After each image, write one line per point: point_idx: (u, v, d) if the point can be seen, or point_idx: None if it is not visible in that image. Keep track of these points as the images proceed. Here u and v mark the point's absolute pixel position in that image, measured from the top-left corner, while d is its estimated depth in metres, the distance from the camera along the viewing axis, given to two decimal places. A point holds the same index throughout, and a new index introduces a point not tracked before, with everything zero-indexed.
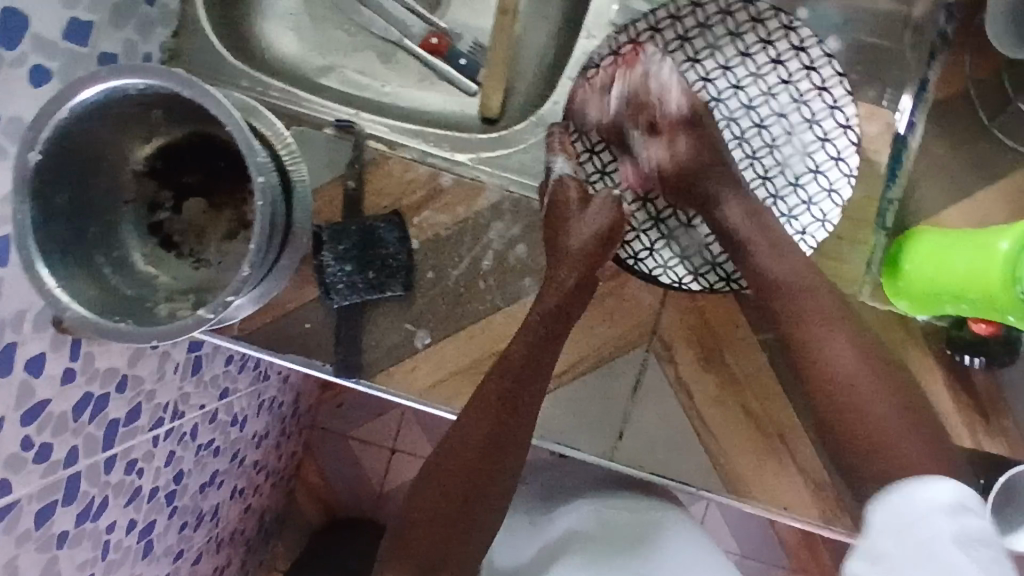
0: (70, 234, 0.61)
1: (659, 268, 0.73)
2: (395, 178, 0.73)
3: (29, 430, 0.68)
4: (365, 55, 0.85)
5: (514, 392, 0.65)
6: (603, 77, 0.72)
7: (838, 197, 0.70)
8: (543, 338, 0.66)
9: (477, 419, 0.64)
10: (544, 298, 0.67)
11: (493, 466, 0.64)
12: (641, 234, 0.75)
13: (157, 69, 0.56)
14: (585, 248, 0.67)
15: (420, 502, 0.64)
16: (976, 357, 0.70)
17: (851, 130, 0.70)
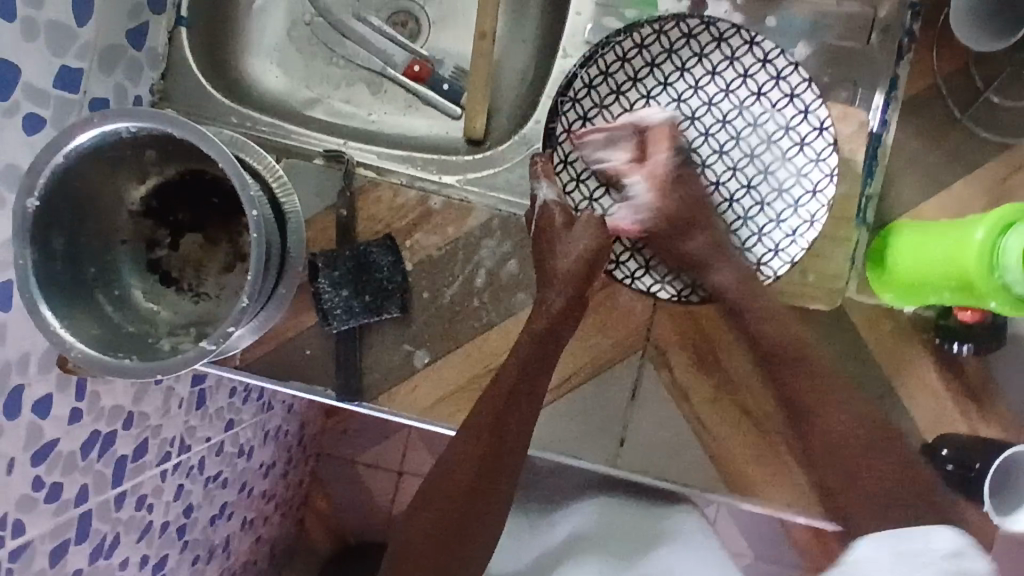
0: (70, 275, 0.62)
1: (656, 285, 0.74)
2: (385, 204, 0.75)
3: (38, 470, 0.70)
4: (350, 86, 0.87)
5: (513, 398, 0.67)
6: (580, 107, 0.75)
7: (822, 197, 0.71)
8: (538, 357, 0.68)
9: (472, 434, 0.67)
10: (535, 320, 0.68)
11: (488, 487, 0.67)
12: (636, 254, 0.75)
13: (149, 113, 0.58)
14: (565, 268, 0.68)
15: (419, 526, 0.67)
16: (964, 345, 0.71)
17: (826, 132, 0.71)
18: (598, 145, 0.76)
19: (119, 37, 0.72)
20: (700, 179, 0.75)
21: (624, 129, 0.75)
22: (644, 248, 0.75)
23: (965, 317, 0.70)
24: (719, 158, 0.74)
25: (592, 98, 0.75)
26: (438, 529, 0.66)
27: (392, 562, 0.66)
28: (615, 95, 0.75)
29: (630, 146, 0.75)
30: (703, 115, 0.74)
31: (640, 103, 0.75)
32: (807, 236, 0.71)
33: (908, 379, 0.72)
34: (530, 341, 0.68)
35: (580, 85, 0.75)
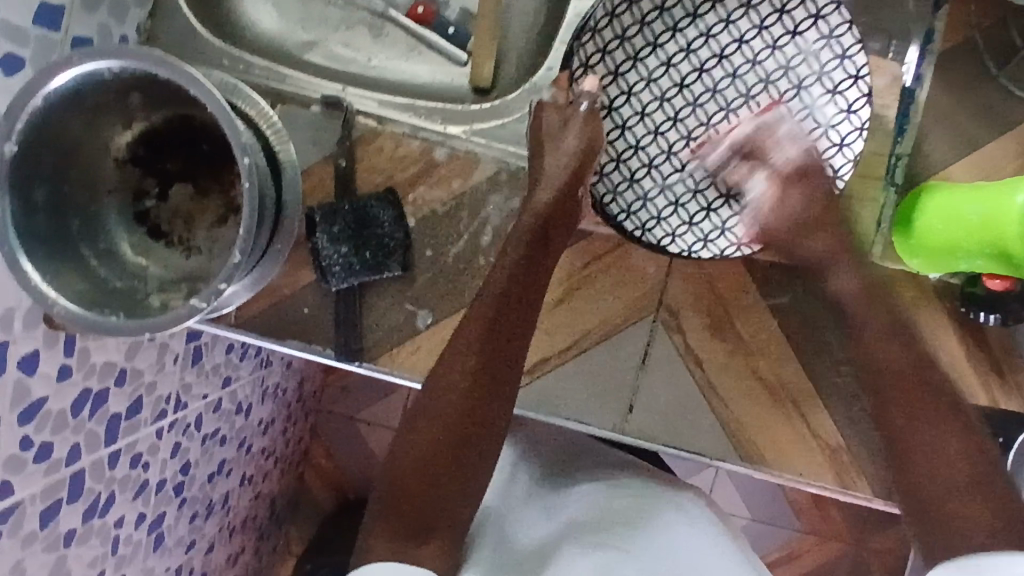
0: (53, 227, 0.59)
1: (668, 237, 0.70)
2: (386, 154, 0.71)
3: (27, 430, 0.67)
4: (349, 29, 0.82)
5: (499, 322, 0.63)
6: (599, 40, 0.71)
7: (849, 152, 0.69)
8: (525, 273, 0.64)
9: (457, 361, 0.63)
10: (524, 218, 0.66)
11: (480, 414, 0.62)
12: (648, 203, 0.71)
13: (133, 51, 0.54)
14: (555, 177, 0.66)
15: (404, 458, 0.62)
16: (991, 314, 0.66)
17: (861, 81, 0.67)
18: (615, 80, 0.71)
19: None
20: (722, 125, 0.70)
21: (645, 65, 0.70)
22: (658, 196, 0.71)
23: (993, 286, 0.66)
24: (744, 103, 0.69)
25: (613, 28, 0.70)
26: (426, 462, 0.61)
27: (381, 509, 0.60)
28: (639, 26, 0.70)
29: (651, 83, 0.70)
30: (732, 54, 0.69)
31: (665, 36, 0.70)
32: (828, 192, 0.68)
33: (933, 352, 0.69)
34: (509, 265, 0.64)
35: (601, 15, 0.70)
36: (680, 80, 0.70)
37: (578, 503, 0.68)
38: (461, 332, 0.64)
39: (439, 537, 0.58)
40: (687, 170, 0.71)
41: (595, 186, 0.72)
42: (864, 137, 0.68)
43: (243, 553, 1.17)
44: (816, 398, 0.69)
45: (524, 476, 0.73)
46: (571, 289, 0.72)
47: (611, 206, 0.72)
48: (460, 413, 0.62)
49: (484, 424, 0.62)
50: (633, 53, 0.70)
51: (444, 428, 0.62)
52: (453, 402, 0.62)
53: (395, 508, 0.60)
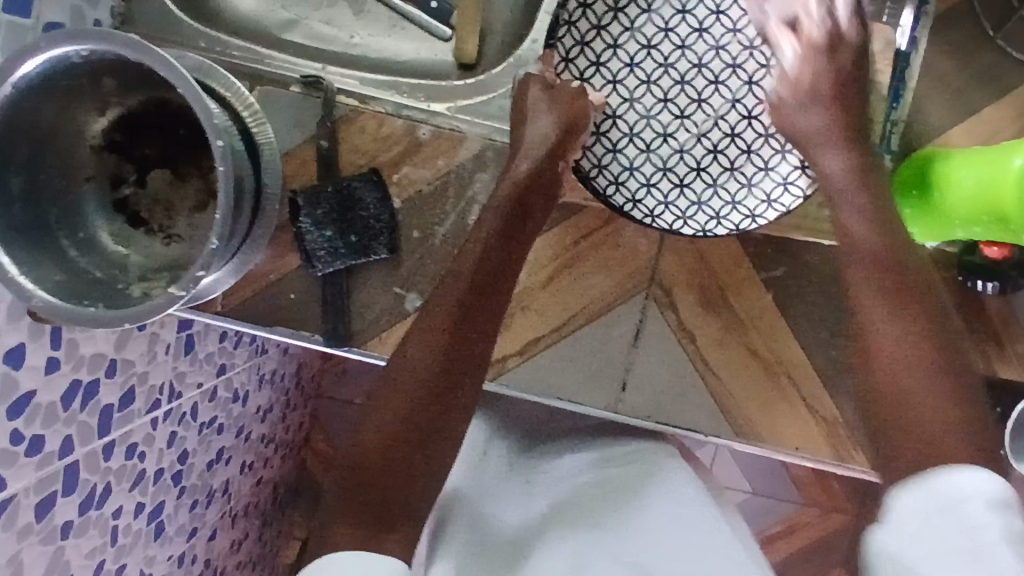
0: (29, 218, 0.57)
1: (679, 219, 0.68)
2: (370, 134, 0.70)
3: (17, 424, 0.67)
4: (331, 6, 0.80)
5: (475, 298, 0.62)
6: (576, 34, 0.69)
7: (848, 103, 0.66)
8: (501, 243, 0.64)
9: (427, 337, 0.61)
10: (503, 188, 0.65)
11: (447, 394, 0.60)
12: (652, 188, 0.69)
13: (98, 33, 0.52)
14: (540, 138, 0.65)
15: (367, 437, 0.59)
16: (990, 283, 0.66)
17: (846, 31, 0.65)
18: (599, 72, 0.69)
19: None
20: (715, 99, 0.68)
21: (626, 51, 0.69)
22: (662, 180, 0.69)
23: (990, 254, 0.66)
24: (732, 73, 0.68)
25: (588, 20, 0.68)
26: (390, 441, 0.58)
27: (336, 497, 0.57)
28: (613, 14, 0.68)
29: (635, 69, 0.69)
30: (711, 26, 0.68)
31: (642, 19, 0.68)
32: (836, 148, 0.66)
33: None
34: (486, 236, 0.64)
35: (573, 7, 0.68)
36: (663, 61, 0.68)
37: (561, 479, 0.69)
38: (432, 305, 0.63)
39: (400, 526, 0.55)
40: (687, 150, 0.69)
41: (594, 178, 0.69)
42: (860, 87, 0.65)
43: (246, 539, 1.17)
44: (813, 373, 0.68)
45: (496, 451, 0.72)
46: (562, 267, 0.70)
47: (615, 197, 0.69)
48: (425, 391, 0.60)
49: (451, 406, 0.61)
50: (612, 42, 0.68)
51: (408, 406, 0.59)
52: (417, 382, 0.60)
53: (352, 495, 0.57)
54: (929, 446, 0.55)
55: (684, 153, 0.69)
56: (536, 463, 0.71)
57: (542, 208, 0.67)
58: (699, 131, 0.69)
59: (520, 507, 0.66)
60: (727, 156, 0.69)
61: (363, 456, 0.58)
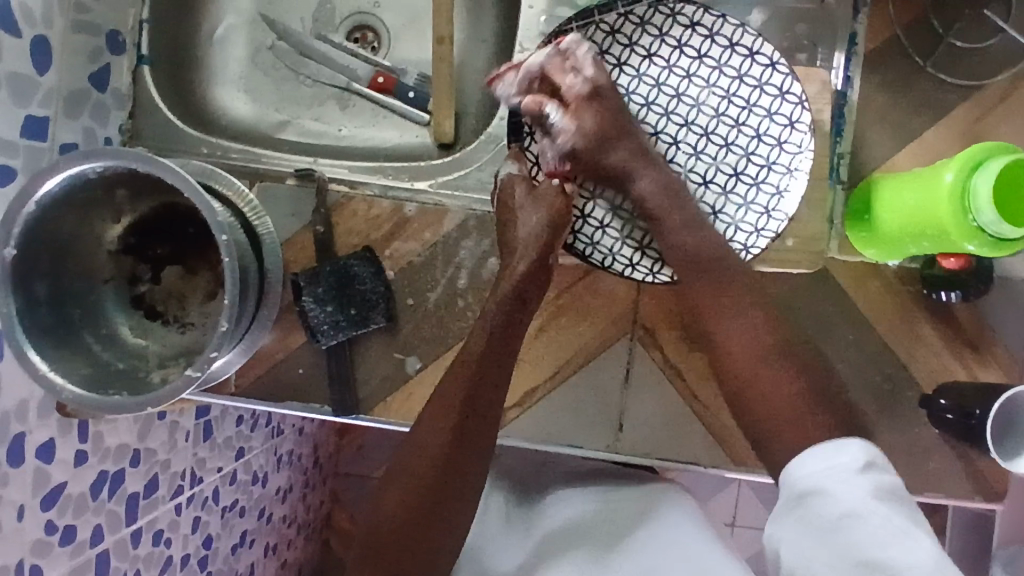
0: (55, 319, 0.63)
1: (678, 269, 0.72)
2: (361, 215, 0.75)
3: (49, 515, 0.71)
4: (320, 104, 0.88)
5: (477, 383, 0.66)
6: (540, 139, 0.75)
7: (801, 126, 0.71)
8: (503, 326, 0.67)
9: (429, 430, 0.65)
10: (500, 285, 0.69)
11: (456, 472, 0.64)
12: (646, 249, 0.73)
13: (109, 152, 0.59)
14: (533, 231, 0.69)
15: (384, 513, 0.64)
16: (952, 293, 0.70)
17: (779, 66, 0.71)
18: None
19: (81, 82, 0.72)
20: (680, 156, 0.74)
21: None
22: (652, 240, 0.74)
23: (948, 265, 0.69)
24: (689, 130, 0.74)
25: (547, 124, 0.75)
26: (397, 520, 0.63)
27: (362, 548, 0.64)
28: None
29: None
30: (658, 97, 0.75)
31: None
32: (805, 164, 0.71)
33: (903, 335, 0.72)
34: (488, 324, 0.67)
35: (532, 117, 0.74)
36: None
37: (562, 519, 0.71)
38: (442, 389, 0.66)
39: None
40: None
41: (590, 255, 0.74)
42: (808, 108, 0.71)
43: None
44: None
45: (496, 505, 0.74)
46: (549, 320, 0.75)
47: (614, 266, 0.73)
48: (429, 472, 0.64)
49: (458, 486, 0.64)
50: None
51: (416, 494, 0.63)
52: (426, 464, 0.64)
53: (373, 555, 0.63)
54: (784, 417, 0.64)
55: None
56: (533, 510, 0.74)
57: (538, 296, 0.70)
58: None
59: (515, 554, 0.69)
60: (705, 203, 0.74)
61: (379, 527, 0.64)
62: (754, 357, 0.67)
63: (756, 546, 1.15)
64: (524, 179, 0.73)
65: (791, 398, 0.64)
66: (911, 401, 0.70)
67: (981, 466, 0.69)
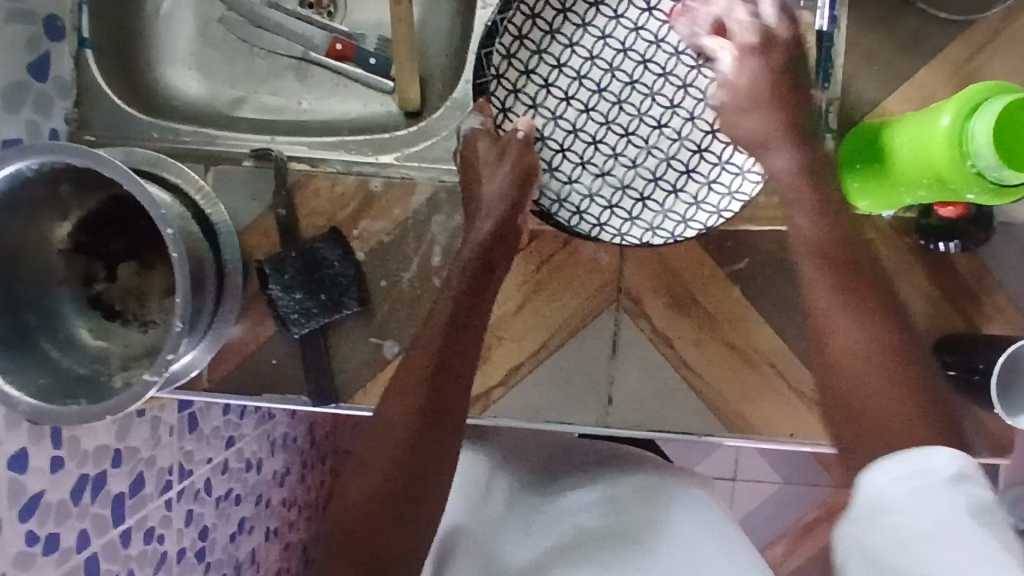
0: (7, 328, 0.60)
1: (648, 231, 0.70)
2: (325, 195, 0.72)
3: (29, 525, 0.69)
4: (277, 78, 0.83)
5: (445, 350, 0.63)
6: (507, 83, 0.72)
7: (781, 84, 0.67)
8: (470, 290, 0.65)
9: (400, 404, 0.62)
10: (464, 251, 0.66)
11: (432, 440, 0.61)
12: (616, 208, 0.71)
13: (43, 146, 0.55)
14: (498, 188, 0.67)
15: (354, 498, 0.59)
16: (951, 242, 0.67)
17: (761, 18, 0.66)
18: (538, 113, 0.73)
19: (16, 72, 0.67)
20: (654, 109, 0.72)
21: (559, 87, 0.72)
22: (623, 198, 0.72)
23: (946, 214, 0.65)
24: (666, 81, 0.72)
25: (516, 68, 0.72)
26: (370, 504, 0.58)
27: (330, 537, 0.59)
28: (538, 56, 0.72)
29: (572, 101, 0.72)
30: (634, 43, 0.72)
31: (566, 53, 0.72)
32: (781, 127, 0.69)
33: (901, 288, 0.68)
34: (454, 291, 0.65)
35: (499, 59, 0.72)
36: (596, 86, 0.72)
37: (560, 517, 0.67)
38: (410, 360, 0.64)
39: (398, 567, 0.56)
40: (640, 164, 0.72)
41: (557, 214, 0.72)
42: (788, 65, 0.67)
43: None
44: (789, 357, 0.69)
45: (500, 489, 0.72)
46: (530, 292, 0.71)
47: (580, 226, 0.71)
48: (401, 446, 0.60)
49: (435, 455, 0.60)
50: (543, 81, 0.72)
51: (391, 472, 0.59)
52: (398, 437, 0.61)
53: (344, 546, 0.57)
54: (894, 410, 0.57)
55: (637, 167, 0.72)
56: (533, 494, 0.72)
57: (507, 259, 0.67)
58: (648, 143, 0.72)
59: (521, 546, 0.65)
60: (680, 160, 0.72)
61: (352, 516, 0.58)
62: (868, 363, 0.59)
63: (756, 503, 1.14)
64: (488, 135, 0.69)
65: (888, 393, 0.58)
66: None
67: (986, 420, 0.67)
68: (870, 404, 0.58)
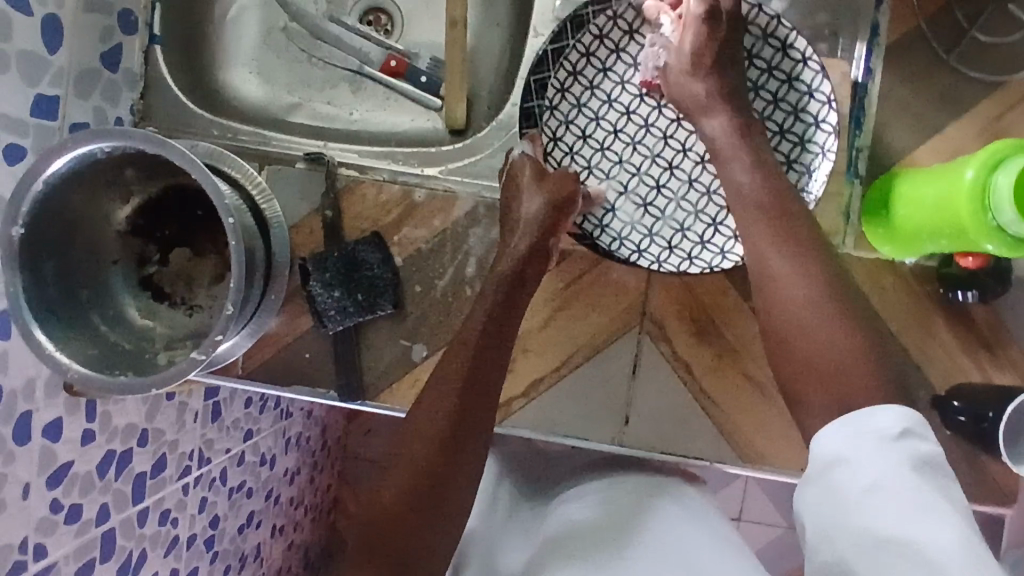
0: (64, 299, 0.63)
1: (686, 261, 0.72)
2: (370, 201, 0.75)
3: (56, 493, 0.71)
4: (332, 87, 0.87)
5: (479, 356, 0.64)
6: (558, 115, 0.74)
7: (827, 126, 0.70)
8: (505, 303, 0.66)
9: (434, 404, 0.64)
10: (500, 266, 0.68)
11: (460, 444, 0.63)
12: (655, 237, 0.73)
13: (119, 131, 0.59)
14: (535, 211, 0.68)
15: (385, 493, 0.63)
16: (968, 292, 0.68)
17: (811, 62, 0.70)
18: (587, 143, 0.74)
19: (92, 61, 0.72)
20: (698, 146, 0.73)
21: (608, 121, 0.74)
22: (663, 228, 0.73)
23: (967, 264, 0.66)
24: None
25: (567, 101, 0.74)
26: (401, 498, 0.61)
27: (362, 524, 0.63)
28: (590, 92, 0.74)
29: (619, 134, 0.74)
30: None
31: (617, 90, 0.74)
32: (825, 168, 0.70)
33: (919, 336, 0.70)
34: (489, 303, 0.66)
35: (552, 92, 0.73)
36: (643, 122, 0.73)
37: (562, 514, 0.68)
38: (447, 363, 0.65)
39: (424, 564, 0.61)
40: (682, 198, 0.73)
41: (599, 239, 0.73)
42: (837, 108, 0.70)
43: None
44: None
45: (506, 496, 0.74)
46: (559, 308, 0.74)
47: (619, 251, 0.73)
48: (433, 442, 0.62)
49: (462, 457, 0.63)
50: (593, 115, 0.74)
51: (420, 469, 0.62)
52: (427, 437, 0.63)
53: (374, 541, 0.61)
54: (834, 388, 0.52)
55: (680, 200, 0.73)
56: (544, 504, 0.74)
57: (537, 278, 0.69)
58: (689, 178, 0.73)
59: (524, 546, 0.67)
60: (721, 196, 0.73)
61: (383, 507, 0.62)
62: (819, 327, 0.54)
63: (761, 544, 1.14)
64: (534, 161, 0.70)
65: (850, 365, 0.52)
66: (923, 402, 0.69)
67: (995, 470, 0.68)
68: (806, 349, 0.54)
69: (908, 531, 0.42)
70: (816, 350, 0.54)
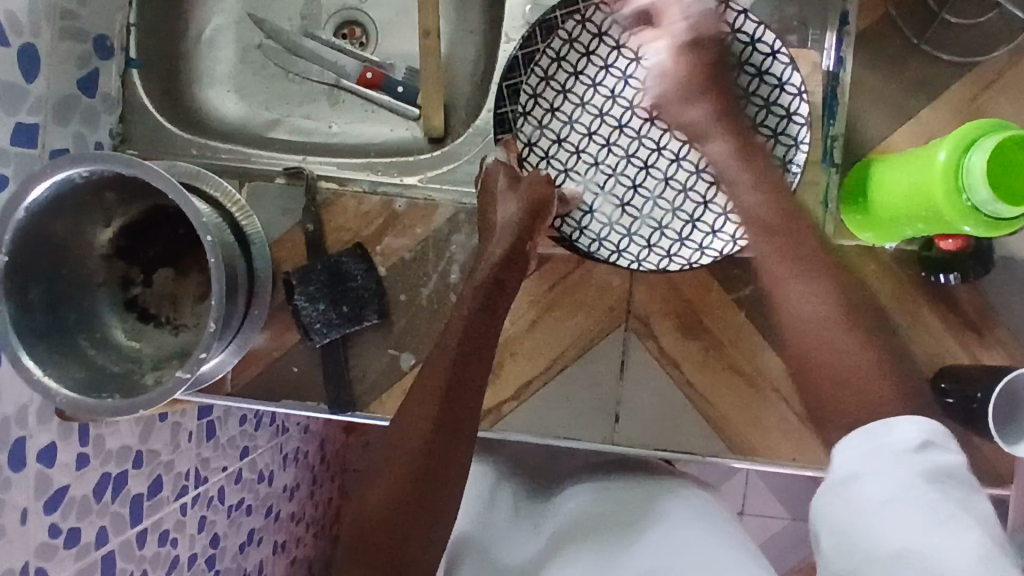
0: (51, 323, 0.63)
1: (665, 259, 0.71)
2: (351, 212, 0.75)
3: (53, 518, 0.72)
4: (311, 102, 0.87)
5: (459, 363, 0.65)
6: (533, 120, 0.74)
7: (800, 118, 0.70)
8: (484, 308, 0.67)
9: (417, 412, 0.64)
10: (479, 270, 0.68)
11: (443, 450, 0.63)
12: (634, 237, 0.73)
13: (96, 156, 0.59)
14: (510, 215, 0.69)
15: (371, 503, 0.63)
16: (950, 274, 0.69)
17: (779, 55, 0.70)
18: (562, 146, 0.75)
19: (70, 87, 0.72)
20: (672, 143, 0.74)
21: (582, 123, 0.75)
22: (641, 227, 0.73)
23: (947, 246, 0.68)
24: None
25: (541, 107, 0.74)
26: (388, 507, 0.61)
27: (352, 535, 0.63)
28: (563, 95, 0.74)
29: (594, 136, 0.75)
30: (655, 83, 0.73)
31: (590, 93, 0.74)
32: (800, 159, 0.70)
33: (904, 320, 0.70)
34: (467, 309, 0.67)
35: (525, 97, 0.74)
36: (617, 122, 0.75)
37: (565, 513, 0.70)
38: (426, 371, 0.65)
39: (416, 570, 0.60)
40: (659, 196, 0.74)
41: (577, 241, 0.73)
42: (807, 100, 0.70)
43: None
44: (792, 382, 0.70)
45: (502, 500, 0.74)
46: (543, 311, 0.74)
47: (599, 252, 0.73)
48: (417, 450, 0.63)
49: (447, 462, 0.63)
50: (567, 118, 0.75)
51: (406, 476, 0.62)
52: (411, 445, 0.63)
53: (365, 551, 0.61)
54: (851, 392, 0.58)
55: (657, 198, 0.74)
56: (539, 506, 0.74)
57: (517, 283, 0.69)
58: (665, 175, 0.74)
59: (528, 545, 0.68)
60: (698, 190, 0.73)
61: (371, 517, 0.62)
62: (820, 321, 0.62)
63: (764, 538, 1.14)
64: (507, 167, 0.71)
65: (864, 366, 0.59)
66: None
67: (986, 450, 0.68)
68: (830, 342, 0.61)
69: (920, 545, 0.43)
70: (844, 360, 0.60)
